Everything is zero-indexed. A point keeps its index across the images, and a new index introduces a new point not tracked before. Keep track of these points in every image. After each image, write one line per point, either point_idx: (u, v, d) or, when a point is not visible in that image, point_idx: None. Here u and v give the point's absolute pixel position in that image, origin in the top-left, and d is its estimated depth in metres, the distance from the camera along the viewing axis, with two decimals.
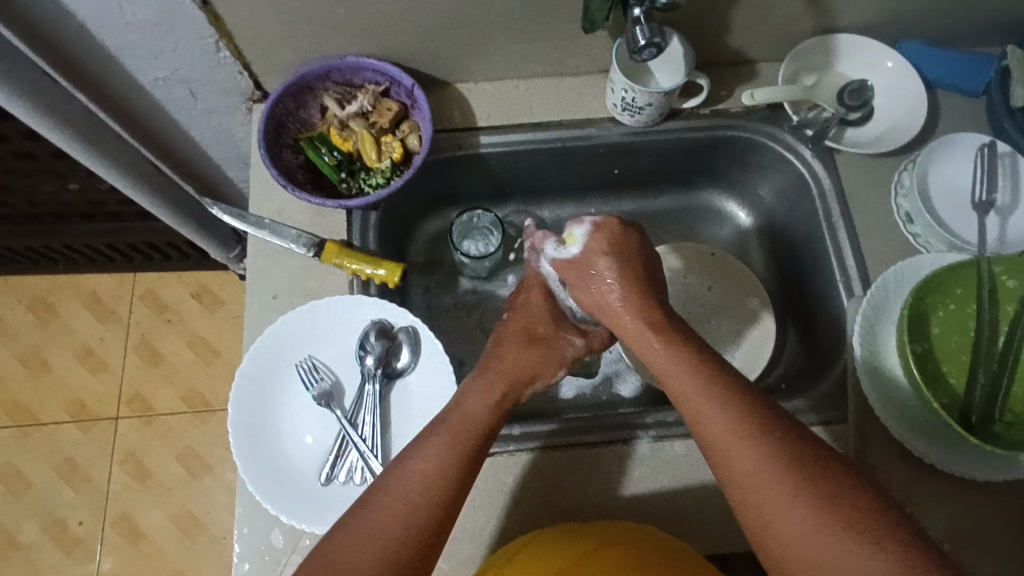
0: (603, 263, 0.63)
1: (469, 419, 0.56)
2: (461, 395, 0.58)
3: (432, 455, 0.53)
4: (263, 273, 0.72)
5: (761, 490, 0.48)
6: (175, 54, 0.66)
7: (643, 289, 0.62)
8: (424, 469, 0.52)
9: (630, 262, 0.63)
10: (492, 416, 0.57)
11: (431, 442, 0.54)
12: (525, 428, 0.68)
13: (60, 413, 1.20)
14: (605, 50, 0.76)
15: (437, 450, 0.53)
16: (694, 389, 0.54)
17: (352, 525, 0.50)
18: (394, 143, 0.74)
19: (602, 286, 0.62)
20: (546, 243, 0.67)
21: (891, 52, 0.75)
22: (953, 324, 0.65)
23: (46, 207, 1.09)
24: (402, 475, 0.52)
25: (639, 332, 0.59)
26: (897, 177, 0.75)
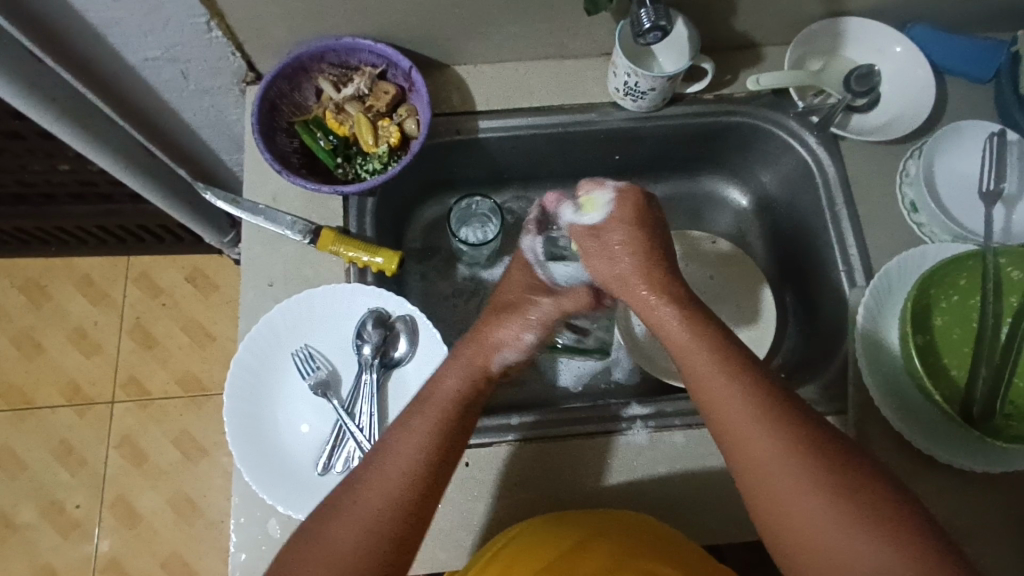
0: (618, 234, 0.62)
1: (448, 401, 0.56)
2: (467, 380, 0.57)
3: (409, 441, 0.53)
4: (258, 260, 0.70)
5: (777, 478, 0.48)
6: (165, 33, 0.64)
7: (656, 249, 0.62)
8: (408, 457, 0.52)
9: (642, 233, 0.62)
10: (473, 397, 0.57)
11: (407, 427, 0.54)
12: (525, 418, 0.67)
13: (54, 396, 1.20)
14: (608, 32, 0.74)
15: (416, 436, 0.53)
16: (706, 364, 0.54)
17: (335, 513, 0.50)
18: (391, 127, 0.73)
19: (614, 255, 0.62)
20: (562, 207, 0.65)
21: (901, 37, 0.73)
22: (955, 316, 0.65)
23: (36, 188, 1.06)
24: (381, 459, 0.52)
25: (658, 308, 0.59)
26: (902, 167, 0.73)
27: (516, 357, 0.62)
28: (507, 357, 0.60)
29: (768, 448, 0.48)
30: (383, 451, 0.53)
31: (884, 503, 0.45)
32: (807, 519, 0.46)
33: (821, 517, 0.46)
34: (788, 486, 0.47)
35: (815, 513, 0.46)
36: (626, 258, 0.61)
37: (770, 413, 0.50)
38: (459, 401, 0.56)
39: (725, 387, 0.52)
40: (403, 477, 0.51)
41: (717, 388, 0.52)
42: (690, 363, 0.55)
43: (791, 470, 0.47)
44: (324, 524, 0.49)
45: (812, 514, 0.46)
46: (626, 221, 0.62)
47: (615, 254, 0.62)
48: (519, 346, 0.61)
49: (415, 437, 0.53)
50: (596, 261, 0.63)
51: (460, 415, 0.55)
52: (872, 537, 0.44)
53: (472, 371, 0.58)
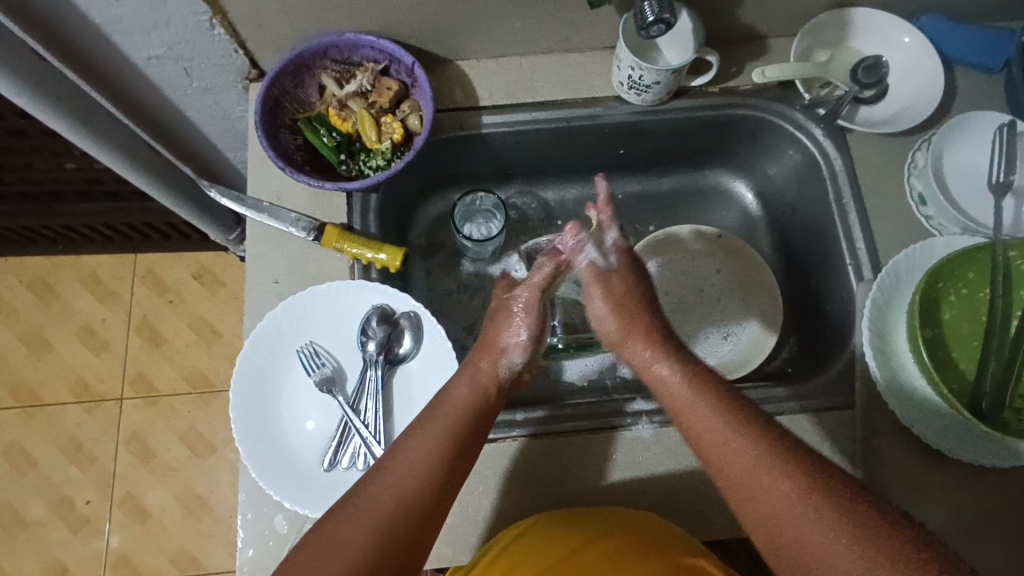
0: (619, 284, 0.65)
1: (466, 406, 0.57)
2: (477, 391, 0.58)
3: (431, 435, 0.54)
4: (263, 257, 0.70)
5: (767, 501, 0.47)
6: (168, 30, 0.64)
7: (645, 300, 0.64)
8: (429, 445, 0.53)
9: (635, 298, 0.63)
10: (482, 406, 0.58)
11: (430, 422, 0.55)
12: (531, 414, 0.67)
13: (63, 393, 1.21)
14: (611, 26, 0.74)
15: (435, 431, 0.54)
16: (691, 403, 0.54)
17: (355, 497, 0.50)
18: (394, 123, 0.73)
19: (609, 307, 0.64)
20: (512, 351, 0.62)
21: (909, 27, 0.73)
22: (963, 309, 0.64)
23: (43, 187, 1.07)
24: (405, 448, 0.53)
25: (644, 362, 0.59)
26: (911, 158, 0.73)
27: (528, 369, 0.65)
28: (513, 361, 0.62)
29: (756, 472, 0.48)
30: (404, 444, 0.53)
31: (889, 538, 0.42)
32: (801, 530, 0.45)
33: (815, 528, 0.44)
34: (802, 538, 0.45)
35: (809, 525, 0.45)
36: (622, 313, 0.63)
37: (757, 433, 0.50)
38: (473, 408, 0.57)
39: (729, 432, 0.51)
40: (420, 473, 0.52)
41: (705, 430, 0.52)
42: (681, 410, 0.54)
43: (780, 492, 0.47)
44: (338, 512, 0.50)
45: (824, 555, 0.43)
46: (611, 283, 0.65)
47: (613, 299, 0.64)
48: (522, 347, 0.63)
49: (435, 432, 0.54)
50: (598, 311, 0.64)
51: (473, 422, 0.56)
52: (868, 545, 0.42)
53: (485, 382, 0.59)
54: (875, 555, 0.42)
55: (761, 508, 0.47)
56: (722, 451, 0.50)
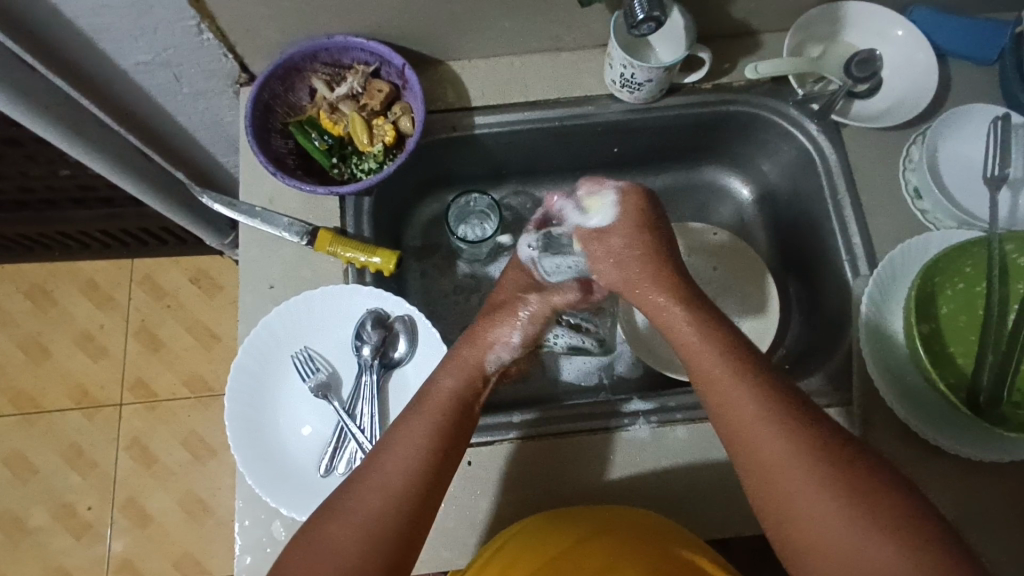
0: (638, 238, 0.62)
1: (454, 404, 0.56)
2: (466, 382, 0.58)
3: (416, 435, 0.53)
4: (256, 263, 0.70)
5: (778, 478, 0.47)
6: (156, 36, 0.64)
7: (663, 264, 0.61)
8: (414, 443, 0.53)
9: (647, 242, 0.62)
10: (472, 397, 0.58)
11: (411, 421, 0.54)
12: (533, 415, 0.67)
13: (63, 399, 1.21)
14: (603, 23, 0.73)
15: (418, 431, 0.53)
16: (713, 368, 0.53)
17: (346, 504, 0.50)
18: (386, 125, 0.72)
19: (628, 257, 0.62)
20: (496, 349, 0.61)
21: (902, 20, 0.72)
22: (960, 303, 0.64)
23: (38, 194, 1.07)
24: (392, 448, 0.52)
25: (659, 306, 0.59)
26: (906, 152, 0.72)
27: (513, 360, 0.64)
28: (501, 356, 0.62)
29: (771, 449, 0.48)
30: (393, 443, 0.53)
31: (874, 500, 0.45)
32: (804, 511, 0.46)
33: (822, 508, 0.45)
34: (794, 506, 0.46)
35: (815, 506, 0.46)
36: (640, 260, 0.61)
37: (753, 390, 0.51)
38: (457, 403, 0.56)
39: (731, 389, 0.52)
40: (404, 479, 0.51)
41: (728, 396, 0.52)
42: (703, 370, 0.54)
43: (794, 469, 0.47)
44: (329, 520, 0.49)
45: (820, 522, 0.45)
46: (612, 239, 0.63)
47: (622, 259, 0.62)
48: (507, 343, 0.62)
49: (415, 433, 0.53)
50: (603, 266, 0.63)
51: (461, 417, 0.56)
52: (852, 509, 0.45)
53: (474, 375, 0.59)
54: (860, 516, 0.44)
55: (759, 472, 0.49)
56: (728, 405, 0.51)
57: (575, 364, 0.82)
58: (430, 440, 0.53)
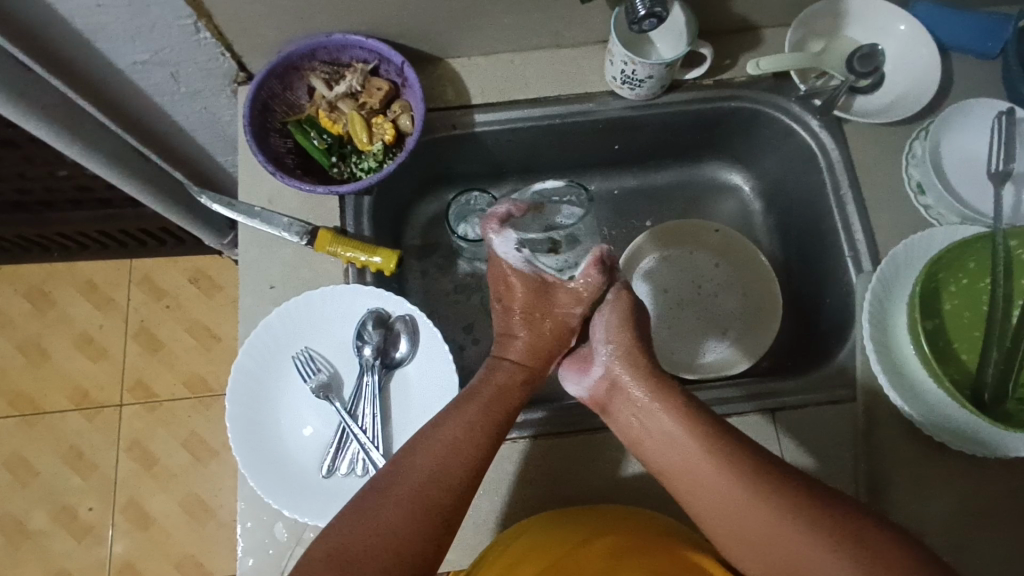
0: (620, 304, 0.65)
1: (504, 392, 0.60)
2: (514, 375, 0.62)
3: (466, 419, 0.56)
4: (256, 263, 0.70)
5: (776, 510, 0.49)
6: (152, 36, 0.63)
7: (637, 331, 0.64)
8: (464, 426, 0.56)
9: (618, 310, 0.64)
10: (519, 389, 0.61)
11: (464, 406, 0.58)
12: (542, 414, 0.67)
13: (62, 401, 1.20)
14: (603, 20, 0.73)
15: (469, 416, 0.57)
16: (682, 430, 0.56)
17: (395, 482, 0.53)
18: (386, 124, 0.72)
19: (609, 321, 0.64)
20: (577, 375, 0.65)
21: (904, 15, 0.72)
22: (964, 299, 0.63)
23: (36, 195, 1.06)
24: (443, 430, 0.56)
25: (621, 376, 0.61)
26: (908, 148, 0.72)
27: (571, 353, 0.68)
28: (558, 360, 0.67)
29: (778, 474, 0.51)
30: (443, 425, 0.56)
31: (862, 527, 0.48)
32: (794, 539, 0.48)
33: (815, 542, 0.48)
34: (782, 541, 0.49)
35: (796, 532, 0.48)
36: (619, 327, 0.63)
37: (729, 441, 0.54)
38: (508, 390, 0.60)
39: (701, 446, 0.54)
40: (450, 460, 0.54)
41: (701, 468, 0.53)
42: (658, 441, 0.57)
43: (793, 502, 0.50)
44: (378, 492, 0.52)
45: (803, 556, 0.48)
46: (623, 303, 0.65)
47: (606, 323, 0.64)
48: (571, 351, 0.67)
49: (465, 418, 0.56)
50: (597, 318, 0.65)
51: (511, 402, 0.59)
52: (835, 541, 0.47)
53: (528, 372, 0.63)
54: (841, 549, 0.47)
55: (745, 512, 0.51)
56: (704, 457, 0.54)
57: None
58: (479, 424, 0.56)
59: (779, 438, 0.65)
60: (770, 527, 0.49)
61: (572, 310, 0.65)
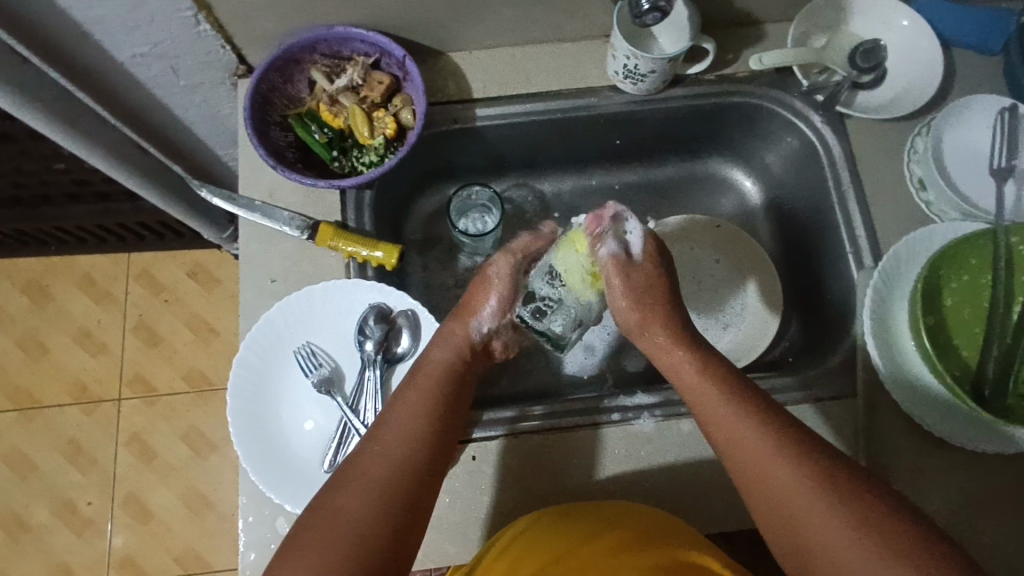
0: (642, 275, 0.60)
1: (447, 373, 0.58)
2: (453, 354, 0.60)
3: (411, 406, 0.55)
4: (256, 257, 0.70)
5: (766, 469, 0.49)
6: (151, 28, 0.63)
7: (668, 294, 0.61)
8: (410, 414, 0.54)
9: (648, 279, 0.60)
10: (463, 370, 0.60)
11: (406, 395, 0.56)
12: (512, 412, 0.67)
13: (61, 395, 1.20)
14: (605, 13, 0.72)
15: (413, 404, 0.55)
16: (703, 382, 0.55)
17: (348, 482, 0.50)
18: (387, 118, 0.71)
19: (633, 300, 0.60)
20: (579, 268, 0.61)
21: (907, 10, 0.72)
22: (966, 295, 0.63)
23: (33, 189, 1.05)
24: (390, 420, 0.54)
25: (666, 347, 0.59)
26: (911, 143, 0.72)
27: (499, 335, 0.64)
28: (483, 324, 0.62)
29: (761, 445, 0.50)
30: (389, 417, 0.54)
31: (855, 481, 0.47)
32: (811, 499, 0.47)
33: (809, 505, 0.46)
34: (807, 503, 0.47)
35: (803, 486, 0.47)
36: (636, 294, 0.60)
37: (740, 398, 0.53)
38: (450, 373, 0.58)
39: (720, 397, 0.54)
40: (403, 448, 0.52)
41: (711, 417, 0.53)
42: (694, 390, 0.56)
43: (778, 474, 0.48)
44: (336, 492, 0.49)
45: (822, 520, 0.46)
46: (633, 278, 0.60)
47: (638, 296, 0.60)
48: (492, 312, 0.62)
49: (410, 406, 0.55)
50: (620, 304, 0.60)
51: (452, 387, 0.58)
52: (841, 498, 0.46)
53: (461, 345, 0.61)
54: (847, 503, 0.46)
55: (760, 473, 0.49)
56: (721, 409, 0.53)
57: (575, 363, 0.81)
58: (426, 408, 0.55)
59: None
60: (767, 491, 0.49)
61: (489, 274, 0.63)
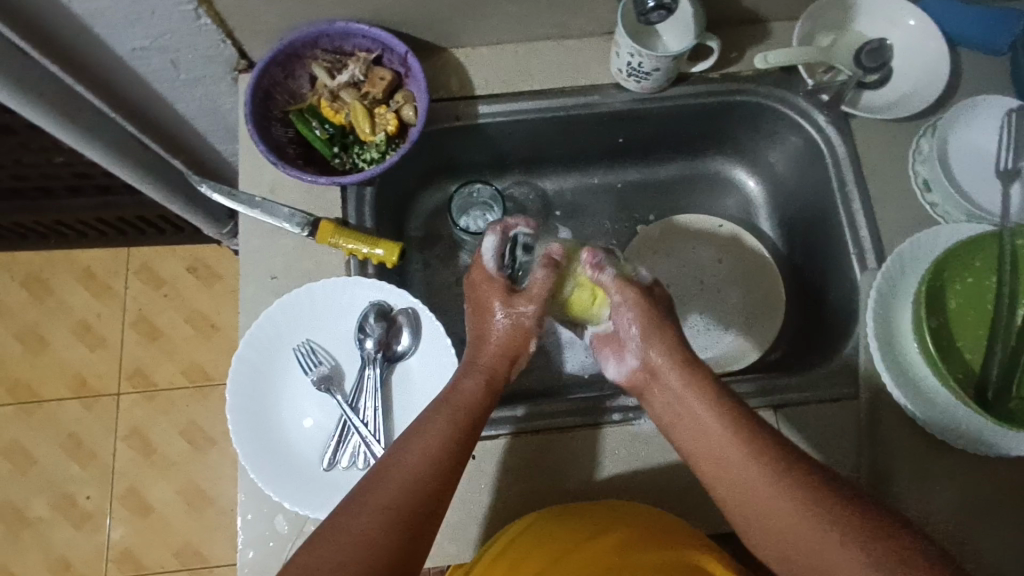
0: (653, 301, 0.62)
1: (465, 407, 0.56)
2: (475, 389, 0.57)
3: (430, 438, 0.53)
4: (256, 253, 0.69)
5: (791, 517, 0.47)
6: (152, 21, 0.62)
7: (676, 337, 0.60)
8: (428, 448, 0.52)
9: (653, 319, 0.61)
10: (483, 405, 0.57)
11: (424, 429, 0.54)
12: (517, 411, 0.66)
13: (61, 389, 1.20)
14: (609, 10, 0.72)
15: (432, 436, 0.53)
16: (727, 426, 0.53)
17: (356, 514, 0.48)
18: (388, 114, 0.71)
19: (643, 337, 0.60)
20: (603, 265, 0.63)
21: (913, 9, 0.71)
22: (970, 297, 0.63)
23: (32, 182, 1.05)
24: (405, 451, 0.52)
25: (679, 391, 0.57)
26: (915, 144, 0.71)
27: (513, 312, 0.62)
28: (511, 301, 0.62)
29: (783, 486, 0.48)
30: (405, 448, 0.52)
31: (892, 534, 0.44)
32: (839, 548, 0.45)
33: (833, 554, 0.45)
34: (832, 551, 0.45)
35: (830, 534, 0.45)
36: (653, 337, 0.60)
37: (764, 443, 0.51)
38: (471, 408, 0.56)
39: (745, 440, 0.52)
40: (418, 481, 0.50)
41: (724, 442, 0.52)
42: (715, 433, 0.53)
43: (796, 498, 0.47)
44: (343, 523, 0.48)
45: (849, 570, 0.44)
46: (642, 313, 0.61)
47: (647, 336, 0.60)
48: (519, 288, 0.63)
49: (426, 437, 0.53)
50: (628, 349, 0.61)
51: (472, 421, 0.55)
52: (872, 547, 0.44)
53: (488, 369, 0.59)
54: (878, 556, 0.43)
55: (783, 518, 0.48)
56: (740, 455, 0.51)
57: (576, 360, 0.82)
58: (444, 440, 0.53)
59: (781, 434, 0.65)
60: (783, 513, 0.47)
61: (490, 291, 0.63)
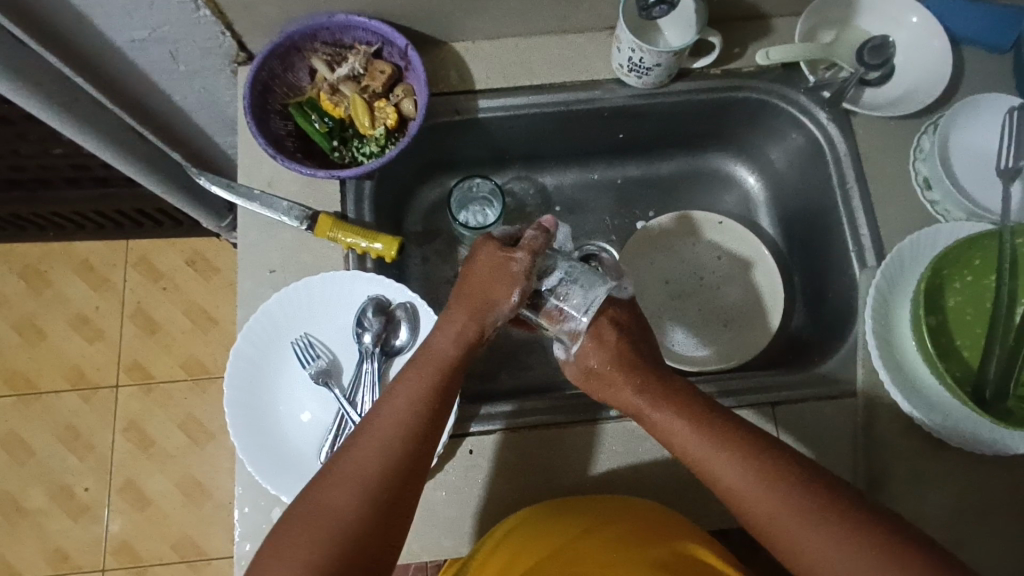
0: (623, 323, 0.61)
1: (441, 367, 0.55)
2: (456, 340, 0.56)
3: (406, 396, 0.53)
4: (254, 247, 0.69)
5: (748, 495, 0.50)
6: (150, 13, 0.62)
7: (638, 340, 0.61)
8: (402, 410, 0.53)
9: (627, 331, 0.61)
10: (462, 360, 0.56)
11: (401, 386, 0.54)
12: (508, 407, 0.66)
13: (59, 381, 1.20)
14: (611, 5, 0.71)
15: (410, 395, 0.53)
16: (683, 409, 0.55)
17: (334, 479, 0.50)
18: (388, 108, 0.70)
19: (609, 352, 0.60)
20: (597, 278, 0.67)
21: (916, 7, 0.71)
22: (968, 296, 0.63)
23: (31, 173, 1.04)
24: (381, 415, 0.53)
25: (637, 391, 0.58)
26: (916, 142, 0.71)
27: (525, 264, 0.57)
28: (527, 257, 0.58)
29: (738, 464, 0.51)
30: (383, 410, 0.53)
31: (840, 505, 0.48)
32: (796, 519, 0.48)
33: (792, 526, 0.48)
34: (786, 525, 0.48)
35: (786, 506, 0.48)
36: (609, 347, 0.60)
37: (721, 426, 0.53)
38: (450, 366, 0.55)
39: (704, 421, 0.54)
40: (394, 447, 0.51)
41: (686, 433, 0.54)
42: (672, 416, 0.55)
43: (757, 491, 0.49)
44: (323, 488, 0.49)
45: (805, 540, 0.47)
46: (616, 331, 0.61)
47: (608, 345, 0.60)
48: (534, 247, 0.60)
49: (403, 397, 0.53)
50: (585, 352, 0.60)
51: (449, 379, 0.55)
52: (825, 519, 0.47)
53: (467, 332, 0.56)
54: (829, 526, 0.47)
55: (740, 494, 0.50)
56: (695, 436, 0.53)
57: None
58: (420, 401, 0.53)
59: (778, 432, 0.65)
60: (750, 491, 0.50)
61: (511, 254, 0.57)
